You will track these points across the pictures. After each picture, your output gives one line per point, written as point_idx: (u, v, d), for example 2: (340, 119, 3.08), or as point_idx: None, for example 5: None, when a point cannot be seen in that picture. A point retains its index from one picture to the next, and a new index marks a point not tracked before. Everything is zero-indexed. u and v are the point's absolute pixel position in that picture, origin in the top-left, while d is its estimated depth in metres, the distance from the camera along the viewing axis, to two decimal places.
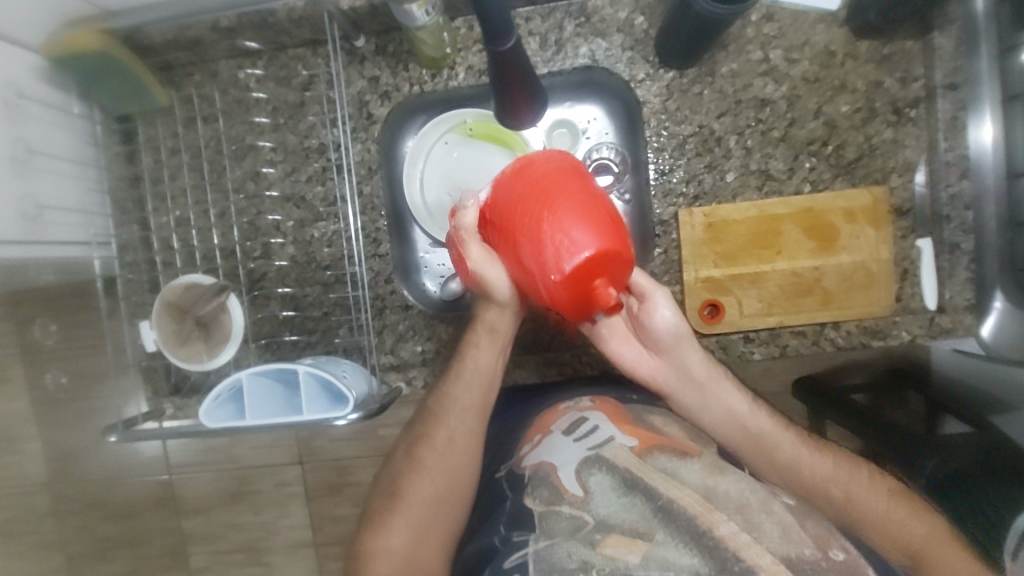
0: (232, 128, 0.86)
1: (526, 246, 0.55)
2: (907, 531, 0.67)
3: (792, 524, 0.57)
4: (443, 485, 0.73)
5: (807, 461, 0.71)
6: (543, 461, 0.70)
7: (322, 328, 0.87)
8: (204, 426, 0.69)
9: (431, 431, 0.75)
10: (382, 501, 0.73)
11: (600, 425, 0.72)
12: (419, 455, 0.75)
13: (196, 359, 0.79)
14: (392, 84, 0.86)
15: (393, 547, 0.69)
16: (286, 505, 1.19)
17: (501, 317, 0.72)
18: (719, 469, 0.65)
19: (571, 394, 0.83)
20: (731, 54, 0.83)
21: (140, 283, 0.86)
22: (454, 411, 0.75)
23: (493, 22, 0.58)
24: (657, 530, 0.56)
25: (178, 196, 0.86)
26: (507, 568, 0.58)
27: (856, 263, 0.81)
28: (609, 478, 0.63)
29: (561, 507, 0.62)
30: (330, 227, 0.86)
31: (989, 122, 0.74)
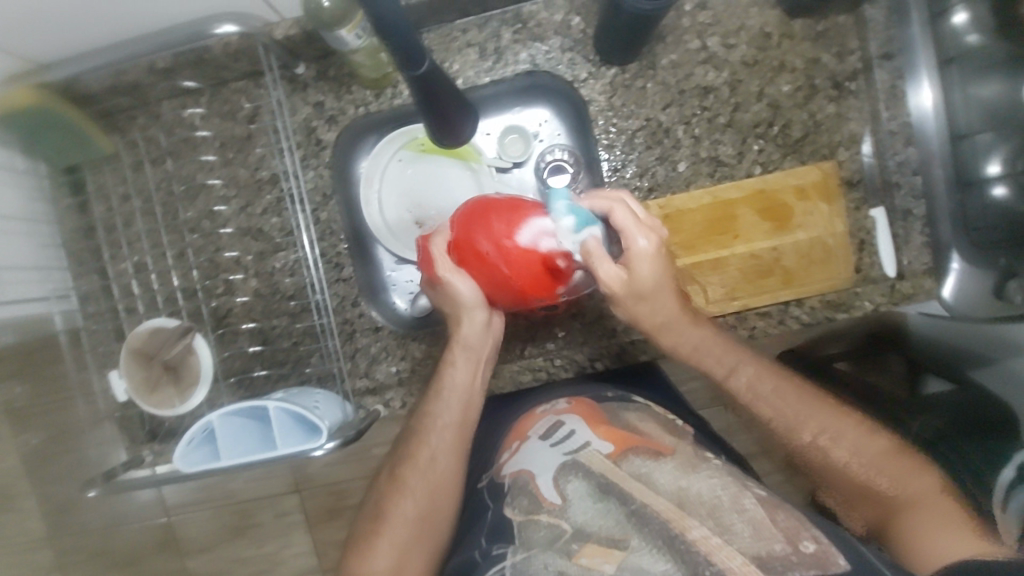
0: (181, 167, 0.85)
1: (483, 236, 0.65)
2: (873, 475, 0.67)
3: (762, 517, 0.58)
4: (426, 503, 0.73)
5: (775, 410, 0.72)
6: (521, 468, 0.70)
7: (293, 359, 0.87)
8: (180, 472, 0.68)
9: (412, 450, 0.76)
10: (365, 522, 0.74)
11: (577, 429, 0.71)
12: (401, 476, 0.75)
13: (168, 404, 0.79)
14: (337, 108, 0.86)
15: (377, 568, 0.70)
16: (287, 534, 1.22)
17: (476, 332, 0.74)
18: (693, 467, 0.65)
19: (548, 397, 0.83)
20: (669, 46, 0.84)
21: (106, 333, 0.85)
22: (433, 429, 0.76)
23: (402, 49, 0.57)
24: (631, 536, 0.58)
25: (135, 242, 0.86)
26: None
27: (813, 238, 0.83)
28: (586, 484, 0.63)
29: (540, 516, 0.63)
30: (291, 256, 0.86)
31: (927, 89, 0.78)
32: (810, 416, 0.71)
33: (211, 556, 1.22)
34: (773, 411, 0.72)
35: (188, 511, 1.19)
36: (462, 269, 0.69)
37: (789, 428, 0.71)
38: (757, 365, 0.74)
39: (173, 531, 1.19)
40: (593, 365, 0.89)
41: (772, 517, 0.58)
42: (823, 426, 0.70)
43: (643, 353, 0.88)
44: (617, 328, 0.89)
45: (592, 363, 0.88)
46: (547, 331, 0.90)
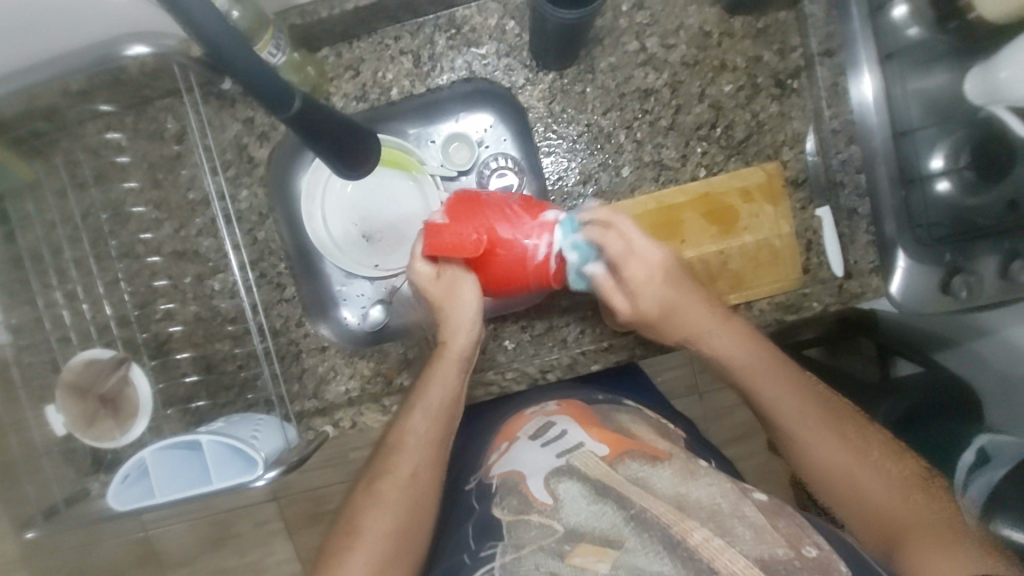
0: (109, 192, 0.83)
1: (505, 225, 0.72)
2: (889, 500, 0.65)
3: (764, 523, 0.52)
4: (403, 518, 0.68)
5: (804, 417, 0.71)
6: (512, 470, 0.64)
7: (239, 383, 0.85)
8: (114, 510, 0.67)
9: (392, 463, 0.72)
10: (336, 539, 0.68)
11: (568, 429, 0.66)
12: (379, 489, 0.70)
13: (108, 437, 0.76)
14: (268, 123, 0.83)
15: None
16: (270, 542, 1.22)
17: (458, 333, 0.76)
18: (692, 471, 0.59)
19: (537, 400, 0.80)
20: (607, 48, 0.81)
21: (41, 364, 0.79)
22: (410, 441, 0.73)
23: (265, 94, 0.54)
24: (626, 538, 0.51)
25: (64, 271, 0.82)
26: None
27: (760, 241, 0.82)
28: (580, 485, 0.56)
29: (530, 516, 0.56)
30: (229, 278, 0.84)
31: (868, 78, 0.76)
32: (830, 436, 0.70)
33: (193, 567, 1.22)
34: (802, 420, 0.71)
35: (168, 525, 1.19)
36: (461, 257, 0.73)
37: (806, 441, 0.70)
38: (794, 376, 0.74)
39: (151, 544, 1.20)
40: (545, 376, 0.85)
41: (773, 522, 0.53)
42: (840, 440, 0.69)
43: (593, 363, 0.85)
44: (568, 337, 0.87)
45: (544, 374, 0.85)
46: (496, 342, 0.87)
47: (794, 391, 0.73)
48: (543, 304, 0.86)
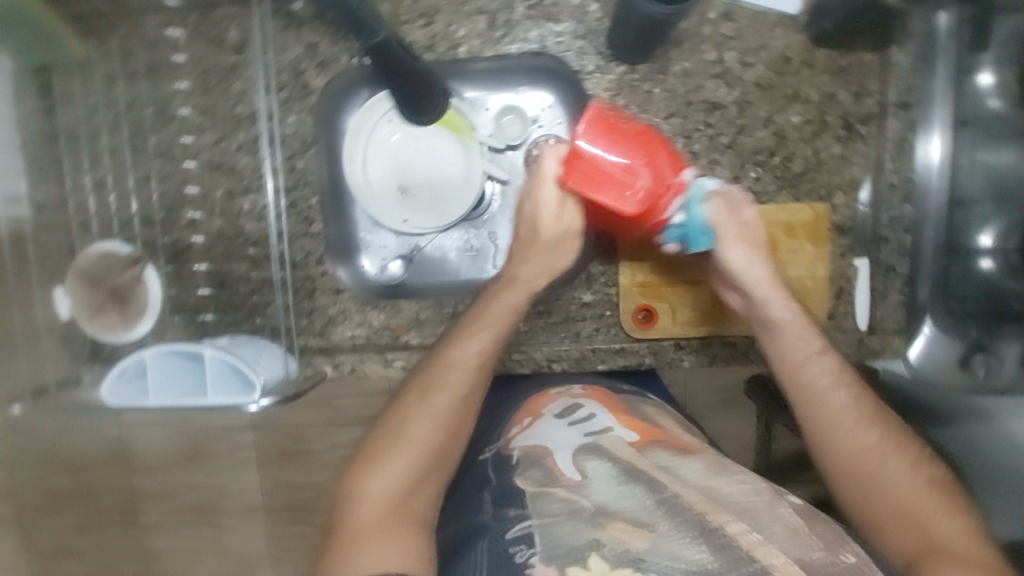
0: (156, 89, 0.81)
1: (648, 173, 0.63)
2: (919, 497, 0.59)
3: (801, 526, 0.52)
4: (446, 432, 0.66)
5: (831, 401, 0.64)
6: (538, 443, 0.66)
7: (249, 306, 0.84)
8: (107, 403, 0.68)
9: (442, 379, 0.68)
10: (377, 440, 0.66)
11: (597, 413, 0.69)
12: (431, 398, 0.67)
13: (111, 330, 0.76)
14: (330, 54, 0.82)
15: (377, 494, 0.62)
16: (241, 470, 1.14)
17: (539, 271, 0.71)
18: (723, 466, 0.62)
19: (562, 381, 0.82)
20: (684, 52, 0.79)
21: (57, 246, 0.81)
22: (461, 367, 0.68)
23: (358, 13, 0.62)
24: (658, 522, 0.52)
25: (98, 158, 0.82)
26: (507, 539, 0.54)
27: (793, 278, 0.80)
28: (608, 465, 0.59)
29: (556, 489, 0.58)
30: (260, 200, 0.83)
31: (937, 141, 0.78)
32: (869, 428, 0.63)
33: (161, 478, 1.14)
34: (830, 403, 0.64)
35: None
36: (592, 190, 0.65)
37: (842, 428, 0.63)
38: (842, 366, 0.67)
39: None
40: (551, 365, 0.86)
41: (811, 527, 0.53)
42: (878, 434, 0.62)
43: (601, 362, 0.86)
44: (582, 331, 0.86)
45: (550, 364, 0.86)
46: None
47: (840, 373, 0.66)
48: (564, 293, 0.85)
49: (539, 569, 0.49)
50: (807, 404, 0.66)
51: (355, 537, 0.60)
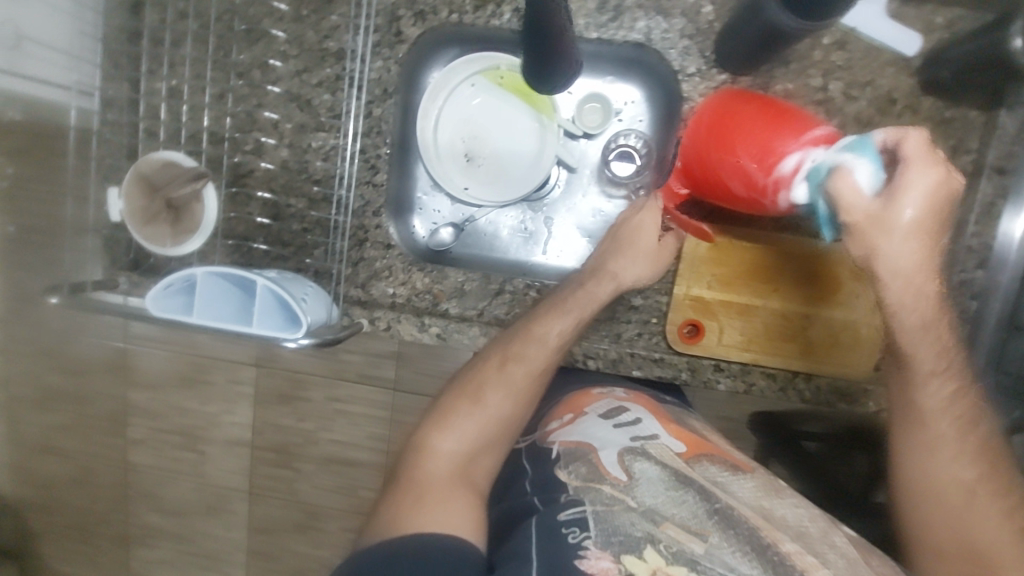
0: (248, 7, 0.78)
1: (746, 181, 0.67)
2: (994, 543, 0.64)
3: (856, 557, 0.54)
4: (512, 408, 0.71)
5: (933, 427, 0.68)
6: (582, 440, 0.66)
7: (298, 244, 0.83)
8: (149, 313, 0.66)
9: (521, 351, 0.73)
10: (449, 402, 0.72)
11: (643, 418, 0.69)
12: (507, 372, 0.72)
13: (159, 241, 0.75)
14: (430, 5, 0.79)
15: (446, 452, 0.68)
16: (235, 402, 1.22)
17: (628, 264, 0.76)
18: (776, 490, 0.60)
19: (604, 382, 0.82)
20: (790, 73, 0.77)
21: (118, 147, 0.80)
22: (537, 344, 0.73)
23: None
24: (710, 532, 0.53)
25: (176, 65, 0.80)
26: (563, 520, 0.55)
27: (847, 321, 0.80)
28: (657, 469, 0.60)
29: (602, 486, 0.58)
30: (330, 140, 0.81)
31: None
32: (967, 458, 0.67)
33: (156, 395, 1.23)
34: (932, 434, 0.68)
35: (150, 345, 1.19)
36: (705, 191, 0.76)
37: (937, 454, 0.68)
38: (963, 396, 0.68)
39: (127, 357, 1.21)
40: (586, 361, 0.86)
41: (866, 559, 0.55)
42: (971, 465, 0.66)
43: (636, 368, 0.85)
44: (623, 334, 0.85)
45: (585, 359, 0.85)
46: None
47: (956, 399, 0.68)
48: None
49: (592, 552, 0.51)
50: (908, 423, 0.70)
51: (421, 486, 0.64)
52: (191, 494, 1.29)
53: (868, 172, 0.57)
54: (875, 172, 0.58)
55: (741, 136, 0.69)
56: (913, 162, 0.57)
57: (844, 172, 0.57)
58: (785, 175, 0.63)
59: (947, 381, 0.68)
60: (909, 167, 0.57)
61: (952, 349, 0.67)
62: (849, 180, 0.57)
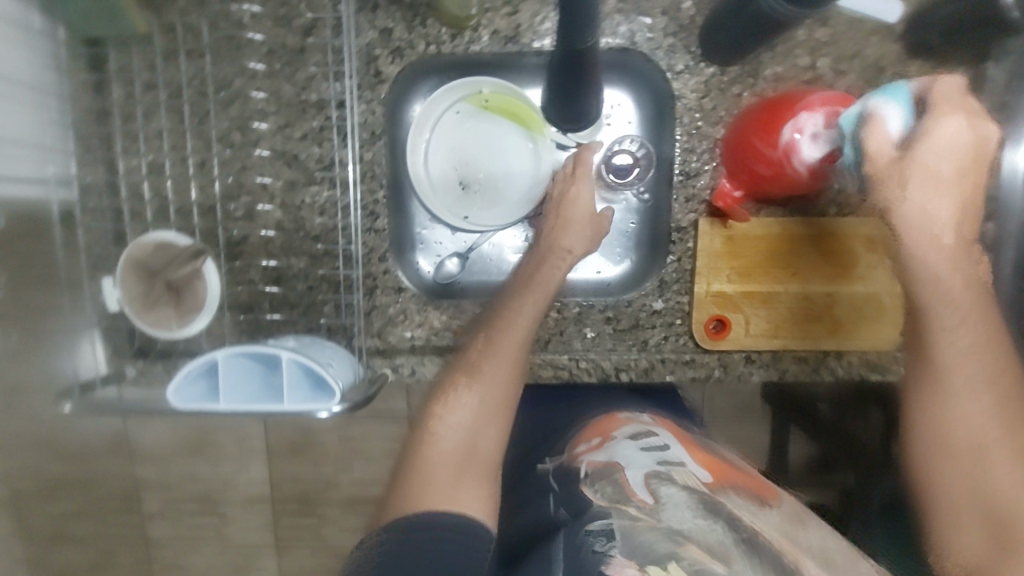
0: (219, 69, 0.75)
1: (760, 162, 0.72)
2: (1017, 504, 0.56)
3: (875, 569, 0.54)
4: (510, 376, 0.68)
5: (953, 368, 0.62)
6: (610, 460, 0.63)
7: (306, 303, 0.81)
8: (172, 407, 0.63)
9: (506, 328, 0.72)
10: (449, 378, 0.68)
11: (671, 445, 0.65)
12: (498, 343, 0.70)
13: (164, 325, 0.72)
14: (405, 40, 0.77)
15: (451, 421, 0.63)
16: (248, 460, 1.19)
17: (580, 240, 0.79)
18: (801, 520, 0.56)
19: (625, 405, 0.79)
20: (777, 57, 0.77)
21: (104, 232, 0.78)
22: (521, 316, 0.73)
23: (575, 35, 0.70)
24: (734, 558, 0.49)
25: (152, 139, 0.77)
26: (591, 530, 0.54)
27: (869, 293, 0.79)
28: (684, 494, 0.55)
29: (627, 507, 0.55)
30: (324, 193, 0.78)
31: None
32: (985, 401, 0.60)
33: (165, 466, 1.19)
34: (942, 385, 0.62)
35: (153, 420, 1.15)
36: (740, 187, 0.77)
37: (956, 402, 0.61)
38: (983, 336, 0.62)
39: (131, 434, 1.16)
40: (617, 375, 0.84)
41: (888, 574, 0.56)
42: (988, 411, 0.60)
43: (669, 373, 0.84)
44: (650, 340, 0.84)
45: (617, 372, 0.84)
46: (576, 328, 0.84)
47: (977, 344, 0.62)
48: (634, 300, 0.83)
49: (618, 560, 0.50)
50: (929, 360, 0.63)
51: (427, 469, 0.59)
52: (216, 559, 1.25)
53: (901, 114, 0.58)
54: (904, 118, 0.59)
55: (750, 124, 0.73)
56: (941, 106, 0.57)
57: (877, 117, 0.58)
58: (789, 142, 0.68)
59: (958, 332, 0.62)
60: (938, 111, 0.57)
61: (969, 290, 0.62)
62: (882, 128, 0.59)
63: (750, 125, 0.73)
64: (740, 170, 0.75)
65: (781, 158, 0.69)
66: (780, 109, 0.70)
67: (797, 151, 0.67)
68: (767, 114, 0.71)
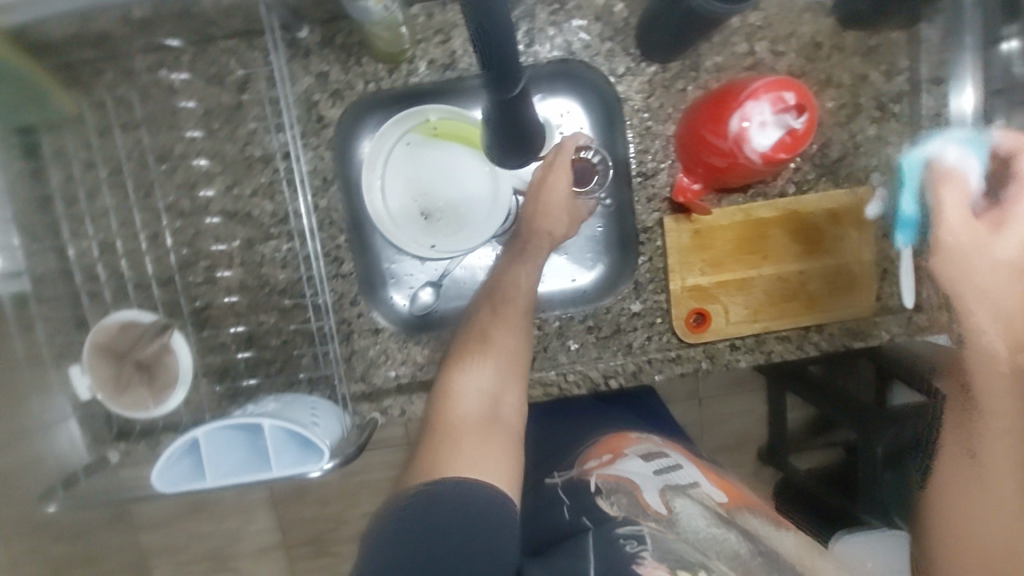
0: (158, 138, 0.74)
1: (713, 153, 0.71)
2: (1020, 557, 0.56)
3: None
4: (518, 346, 0.71)
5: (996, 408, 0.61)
6: (621, 476, 0.63)
7: (282, 358, 0.79)
8: (158, 491, 0.62)
9: (508, 304, 0.72)
10: (463, 348, 0.70)
11: (683, 464, 0.66)
12: (501, 314, 0.71)
13: (140, 405, 0.69)
14: (343, 82, 0.76)
15: (466, 393, 0.66)
16: (252, 511, 1.17)
17: (561, 218, 0.78)
18: (813, 549, 0.61)
19: (634, 427, 0.80)
20: (715, 46, 0.77)
21: (64, 320, 0.75)
22: (521, 291, 0.73)
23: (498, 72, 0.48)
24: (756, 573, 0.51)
25: (99, 218, 0.75)
26: (622, 532, 0.55)
27: (840, 265, 0.80)
28: (699, 506, 0.57)
29: (644, 521, 0.55)
30: (284, 246, 0.77)
31: (971, 89, 0.77)
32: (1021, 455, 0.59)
33: (170, 530, 1.17)
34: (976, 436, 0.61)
35: None
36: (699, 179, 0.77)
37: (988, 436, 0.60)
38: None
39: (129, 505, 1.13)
40: (606, 382, 0.83)
41: None
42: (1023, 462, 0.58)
43: (657, 373, 0.83)
44: (634, 343, 0.83)
45: (606, 380, 0.82)
46: (559, 342, 0.83)
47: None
48: (613, 305, 0.83)
49: (650, 560, 0.51)
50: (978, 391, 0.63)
51: (458, 430, 0.62)
52: None
53: (978, 176, 0.67)
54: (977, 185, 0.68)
55: (698, 117, 0.72)
56: None
57: (949, 176, 0.67)
58: (738, 132, 0.67)
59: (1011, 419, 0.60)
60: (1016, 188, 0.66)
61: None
62: (955, 189, 0.67)
63: (698, 118, 0.72)
64: (697, 164, 0.75)
65: (731, 149, 0.69)
66: (723, 99, 0.69)
67: (745, 139, 0.67)
68: (713, 106, 0.70)
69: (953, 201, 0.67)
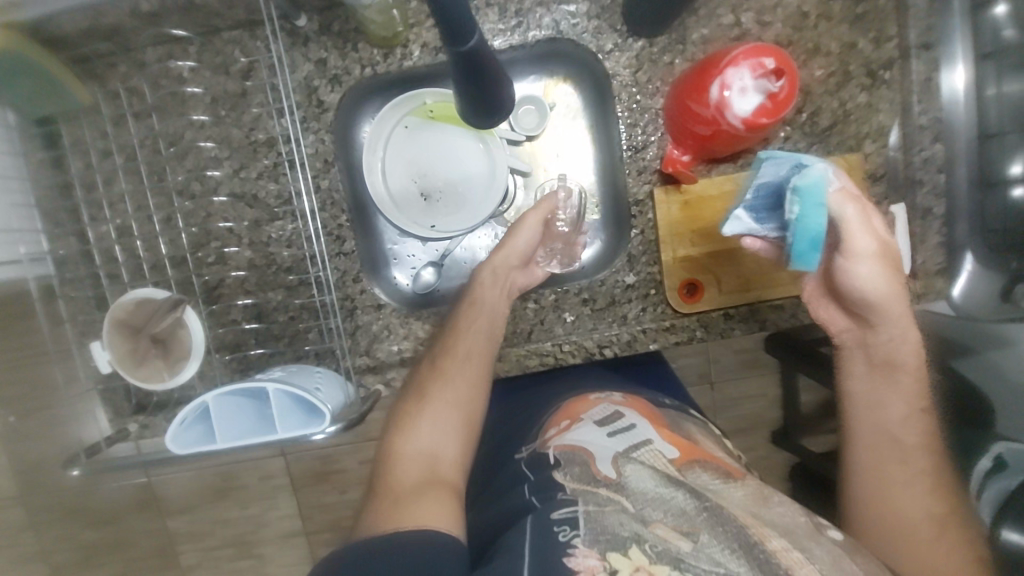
0: (168, 125, 0.78)
1: (697, 122, 0.72)
2: (916, 515, 0.66)
3: (843, 552, 0.53)
4: (470, 392, 0.74)
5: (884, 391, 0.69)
6: (577, 445, 0.65)
7: (290, 334, 0.83)
8: (173, 454, 0.66)
9: (451, 343, 0.77)
10: (404, 408, 0.73)
11: (638, 424, 0.68)
12: (441, 365, 0.76)
13: (157, 377, 0.74)
14: (341, 67, 0.79)
15: (415, 453, 0.69)
16: (273, 497, 1.21)
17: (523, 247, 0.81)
18: (765, 498, 0.58)
19: (602, 388, 0.81)
20: (701, 19, 0.78)
21: (86, 301, 0.81)
22: (466, 334, 0.77)
23: (450, 18, 0.50)
24: (700, 531, 0.51)
25: (117, 204, 0.80)
26: (555, 519, 0.55)
27: None
28: (649, 471, 0.59)
29: (597, 489, 0.57)
30: (288, 226, 0.81)
31: (960, 68, 0.77)
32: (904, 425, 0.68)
33: (194, 517, 1.22)
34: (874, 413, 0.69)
35: (170, 472, 1.18)
36: (688, 150, 0.78)
37: (888, 415, 0.69)
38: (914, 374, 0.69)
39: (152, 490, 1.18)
40: (602, 352, 0.85)
41: (854, 557, 0.54)
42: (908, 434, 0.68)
43: (652, 342, 0.85)
44: (629, 314, 0.85)
45: (601, 349, 0.84)
46: (555, 315, 0.85)
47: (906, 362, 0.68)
48: (607, 277, 0.84)
49: (581, 550, 0.50)
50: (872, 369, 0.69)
51: (396, 491, 0.64)
52: None
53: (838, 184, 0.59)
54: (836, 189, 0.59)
55: (682, 88, 0.74)
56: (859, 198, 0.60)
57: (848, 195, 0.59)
58: (720, 99, 0.69)
59: (917, 404, 0.69)
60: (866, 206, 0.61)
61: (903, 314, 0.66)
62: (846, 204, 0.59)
63: (682, 89, 0.74)
64: (684, 134, 0.76)
65: (715, 116, 0.70)
66: (705, 69, 0.71)
67: (727, 107, 0.69)
68: (695, 76, 0.72)
69: (849, 220, 0.60)
